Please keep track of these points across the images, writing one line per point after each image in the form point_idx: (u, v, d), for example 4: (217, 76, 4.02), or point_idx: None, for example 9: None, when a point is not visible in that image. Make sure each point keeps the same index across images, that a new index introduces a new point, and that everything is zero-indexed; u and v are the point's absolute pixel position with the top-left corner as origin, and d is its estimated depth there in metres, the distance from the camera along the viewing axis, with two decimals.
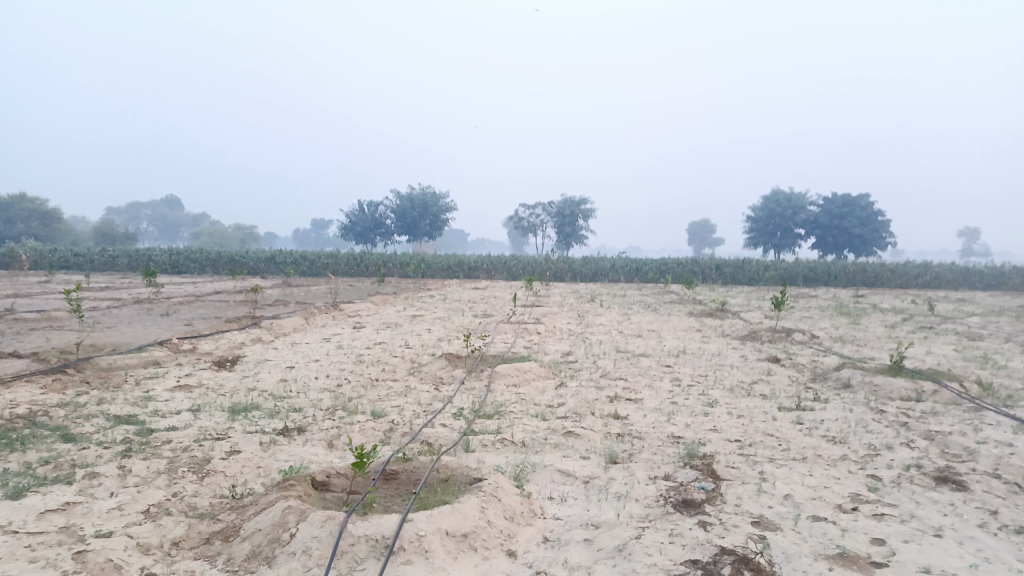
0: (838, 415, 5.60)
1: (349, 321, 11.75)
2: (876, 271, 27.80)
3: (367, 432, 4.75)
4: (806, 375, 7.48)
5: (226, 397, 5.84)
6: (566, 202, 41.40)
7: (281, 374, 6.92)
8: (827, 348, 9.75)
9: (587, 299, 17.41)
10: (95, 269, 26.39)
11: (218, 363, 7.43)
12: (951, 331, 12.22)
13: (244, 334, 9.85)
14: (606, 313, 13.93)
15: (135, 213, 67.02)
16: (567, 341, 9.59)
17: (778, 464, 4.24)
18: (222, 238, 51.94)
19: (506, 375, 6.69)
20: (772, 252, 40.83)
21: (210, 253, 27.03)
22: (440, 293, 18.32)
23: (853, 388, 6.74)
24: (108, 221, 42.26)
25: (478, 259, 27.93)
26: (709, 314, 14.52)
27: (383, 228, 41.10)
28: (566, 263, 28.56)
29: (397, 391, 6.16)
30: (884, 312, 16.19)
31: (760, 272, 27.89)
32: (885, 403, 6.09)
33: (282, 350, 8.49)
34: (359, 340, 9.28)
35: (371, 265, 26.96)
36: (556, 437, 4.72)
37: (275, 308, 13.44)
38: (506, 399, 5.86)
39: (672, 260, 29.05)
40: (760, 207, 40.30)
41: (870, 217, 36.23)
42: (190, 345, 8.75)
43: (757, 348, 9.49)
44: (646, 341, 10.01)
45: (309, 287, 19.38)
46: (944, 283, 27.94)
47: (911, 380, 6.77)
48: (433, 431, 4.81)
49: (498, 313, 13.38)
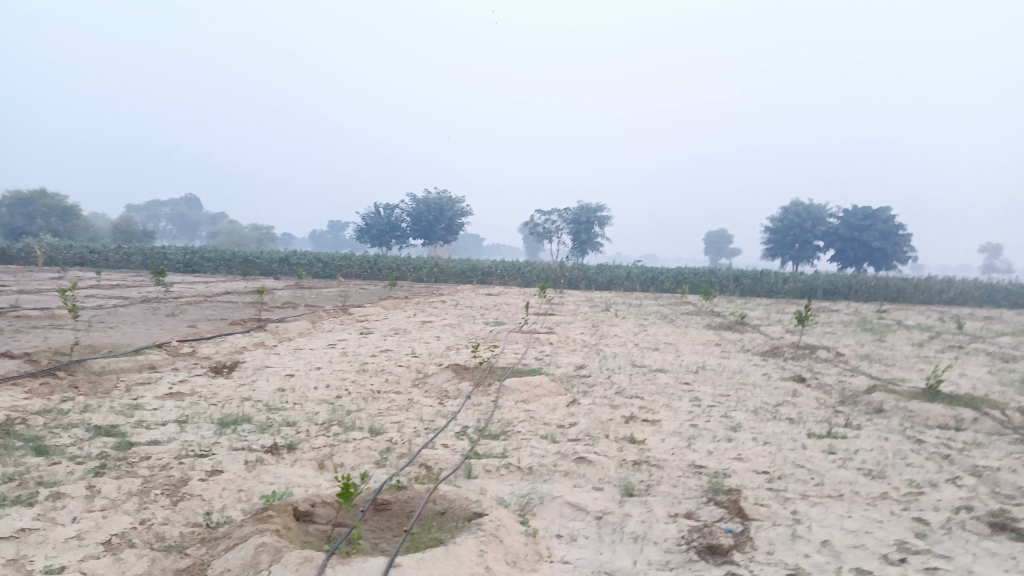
0: (873, 445, 5.17)
1: (357, 326, 11.40)
2: (899, 286, 27.16)
3: (361, 452, 4.39)
4: (834, 398, 7.03)
5: (217, 408, 5.50)
6: (582, 209, 40.90)
7: (278, 383, 6.57)
8: (854, 367, 9.27)
9: (602, 308, 16.98)
10: (110, 267, 26.29)
11: (215, 368, 7.11)
12: (982, 351, 11.70)
13: (248, 337, 9.55)
14: (621, 324, 13.53)
15: (154, 211, 67.40)
16: (580, 354, 9.19)
17: (812, 503, 3.82)
18: (239, 237, 52.07)
19: (514, 390, 6.32)
20: (791, 264, 40.19)
21: (224, 253, 26.86)
22: (452, 298, 17.96)
23: (886, 413, 6.29)
24: (127, 218, 42.35)
25: (492, 264, 27.56)
26: (727, 327, 14.05)
27: (398, 231, 40.82)
28: (581, 271, 28.18)
29: (398, 405, 5.80)
30: (909, 329, 15.63)
31: (779, 284, 27.37)
32: (923, 432, 5.64)
33: (284, 356, 8.16)
34: (365, 347, 8.94)
35: (385, 268, 26.72)
36: (566, 463, 4.33)
37: (283, 311, 13.17)
38: (514, 417, 5.49)
39: (689, 270, 28.54)
40: (779, 218, 39.71)
41: (892, 231, 35.52)
42: (191, 348, 8.45)
43: (781, 366, 9.05)
44: (664, 355, 9.58)
45: (321, 289, 19.11)
46: (969, 299, 27.21)
47: (948, 407, 6.32)
48: (434, 453, 4.44)
49: (510, 321, 13.03)
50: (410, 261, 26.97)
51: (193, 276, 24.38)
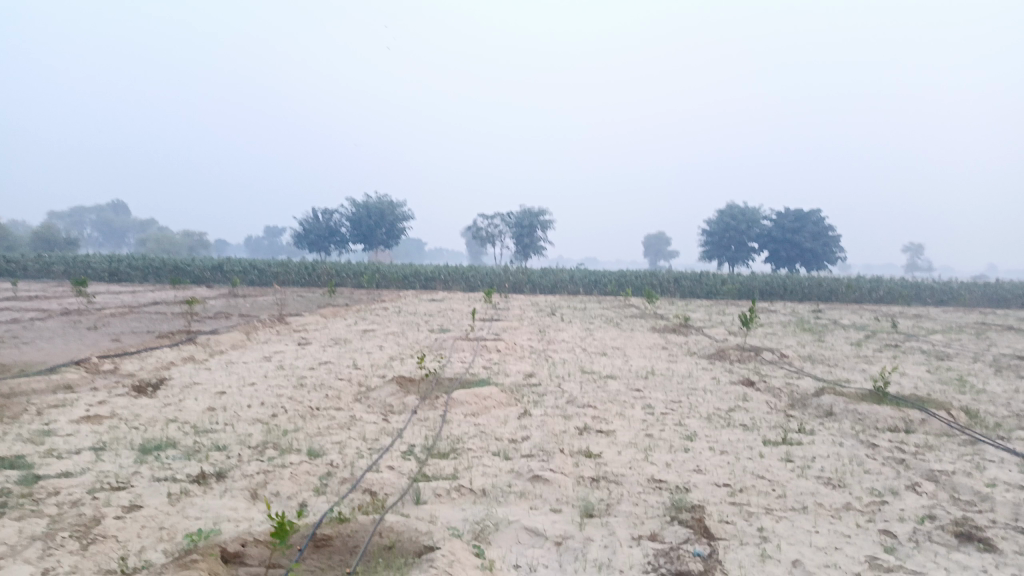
0: (829, 451, 5.09)
1: (295, 336, 10.90)
2: (832, 286, 27.98)
3: (299, 479, 4.05)
4: (785, 402, 6.98)
5: (140, 433, 5.04)
6: (524, 213, 40.83)
7: (208, 403, 6.12)
8: (799, 369, 9.32)
9: (547, 313, 16.81)
10: (28, 277, 24.86)
11: (138, 387, 6.59)
12: (917, 350, 11.96)
13: (176, 351, 8.99)
14: (567, 328, 13.37)
15: (78, 218, 64.46)
16: (528, 361, 8.96)
17: (778, 518, 3.67)
18: (170, 244, 50.24)
19: (462, 403, 6.04)
20: (727, 265, 40.98)
21: (153, 260, 25.71)
22: (394, 305, 17.53)
23: (837, 417, 6.26)
24: (48, 225, 40.25)
25: (435, 269, 27.15)
26: (672, 330, 14.06)
27: (337, 236, 39.98)
28: (524, 274, 28.01)
29: (339, 423, 5.45)
30: (846, 328, 15.97)
31: (717, 285, 27.76)
32: (875, 435, 5.61)
33: (216, 372, 7.67)
34: (303, 360, 8.51)
35: (323, 274, 26.03)
36: (521, 483, 4.08)
37: (215, 321, 12.56)
38: (464, 433, 5.21)
39: (631, 273, 28.75)
40: (715, 220, 40.43)
41: (822, 232, 36.64)
42: (113, 365, 7.87)
43: (728, 369, 9.02)
44: (612, 360, 9.44)
45: (256, 298, 18.39)
46: (897, 298, 28.15)
47: (896, 409, 6.33)
48: (379, 476, 4.13)
49: (455, 328, 12.72)
50: (350, 267, 26.34)
51: (119, 286, 23.21)
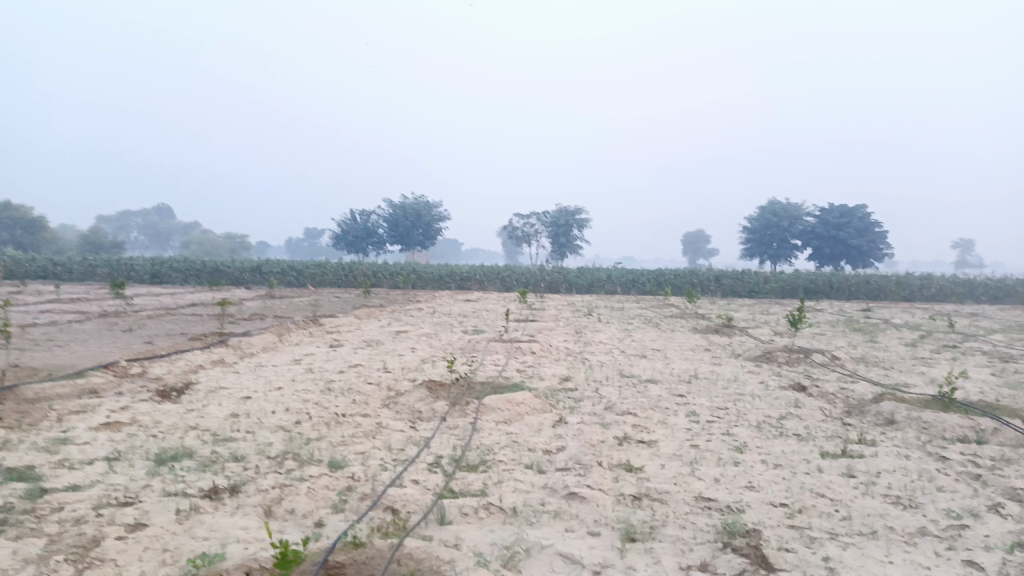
0: (896, 465, 4.64)
1: (327, 338, 10.71)
2: (880, 283, 27.00)
3: (317, 495, 3.77)
4: (840, 408, 6.51)
5: (157, 441, 4.83)
6: (560, 212, 40.44)
7: (232, 408, 5.90)
8: (852, 372, 8.78)
9: (583, 313, 16.41)
10: (74, 279, 25.32)
11: (162, 391, 6.40)
12: (979, 351, 11.28)
13: (206, 354, 8.84)
14: (606, 329, 12.96)
15: (125, 221, 65.91)
16: (564, 364, 8.60)
17: (844, 545, 3.27)
18: (213, 246, 51.07)
19: (494, 410, 5.72)
20: (769, 263, 40.02)
21: (193, 262, 25.96)
22: (429, 305, 17.31)
23: (899, 426, 5.78)
24: (95, 229, 41.14)
25: (471, 269, 26.88)
26: (714, 330, 13.55)
27: (375, 237, 40.08)
28: (561, 274, 27.61)
29: (364, 431, 5.17)
30: (899, 328, 15.22)
31: (760, 284, 26.99)
32: (944, 447, 5.13)
33: (243, 376, 7.47)
34: (332, 363, 8.28)
35: (360, 276, 26.01)
36: (555, 502, 3.73)
37: (249, 323, 12.46)
38: (495, 442, 4.88)
39: (670, 271, 28.16)
40: (756, 217, 39.49)
41: (868, 228, 35.50)
42: (141, 369, 7.73)
43: (776, 372, 8.53)
44: (653, 363, 9.02)
45: (292, 299, 18.36)
46: (950, 295, 27.03)
47: (965, 417, 5.82)
48: (402, 492, 3.83)
49: (489, 329, 12.42)
50: (386, 268, 26.27)
51: (160, 287, 23.46)
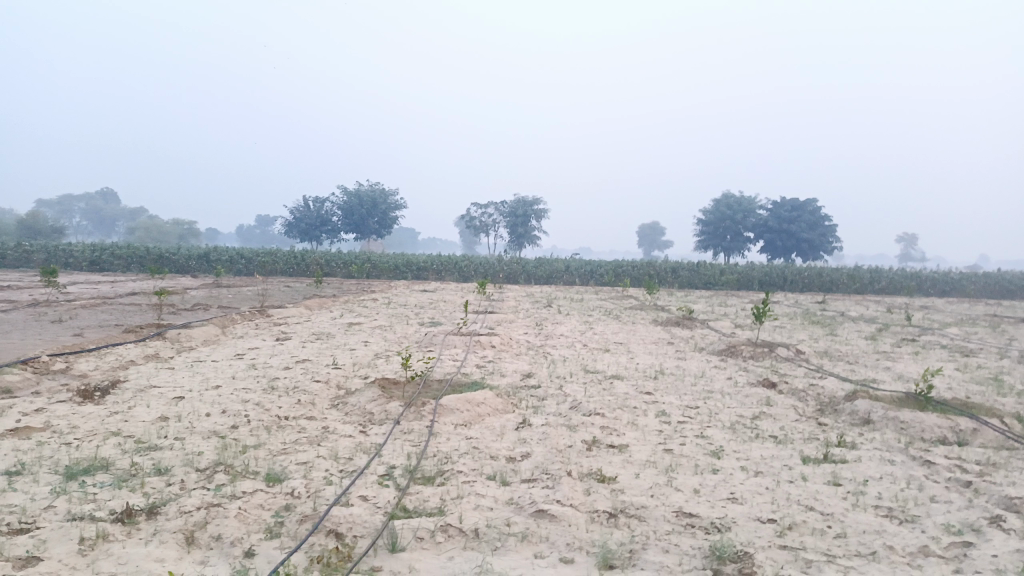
0: (881, 471, 4.36)
1: (275, 331, 10.10)
2: (833, 276, 27.30)
3: (250, 517, 3.28)
4: (813, 407, 6.25)
5: (70, 451, 4.25)
6: (518, 202, 40.04)
7: (161, 411, 5.32)
8: (819, 367, 8.59)
9: (543, 304, 16.05)
10: (8, 265, 23.98)
11: (84, 392, 5.77)
12: (938, 345, 11.25)
13: (140, 348, 8.16)
14: (566, 322, 12.62)
15: (66, 205, 63.20)
16: (525, 359, 8.20)
17: (845, 570, 2.93)
18: (159, 233, 49.24)
19: (452, 412, 5.28)
20: (722, 255, 40.31)
21: (136, 248, 24.80)
22: (384, 296, 16.72)
23: (876, 427, 5.53)
24: (34, 212, 39.28)
25: (427, 259, 26.28)
26: (676, 323, 13.31)
27: (329, 225, 39.11)
28: (519, 264, 27.21)
29: (309, 437, 4.68)
30: (856, 321, 15.23)
31: (716, 275, 27.01)
32: (926, 450, 4.88)
33: (178, 373, 6.86)
34: (278, 358, 7.71)
35: (312, 264, 25.21)
36: (523, 522, 3.31)
37: (191, 314, 11.74)
38: (453, 449, 4.45)
39: (628, 262, 28.04)
40: (710, 209, 39.66)
41: (818, 222, 35.95)
42: (65, 365, 7.05)
43: (743, 367, 8.27)
44: (617, 358, 8.68)
45: (239, 288, 17.56)
46: (899, 288, 27.48)
47: (944, 417, 5.60)
48: (349, 511, 3.37)
49: (446, 321, 11.94)
50: (340, 256, 25.51)
51: (99, 275, 22.34)
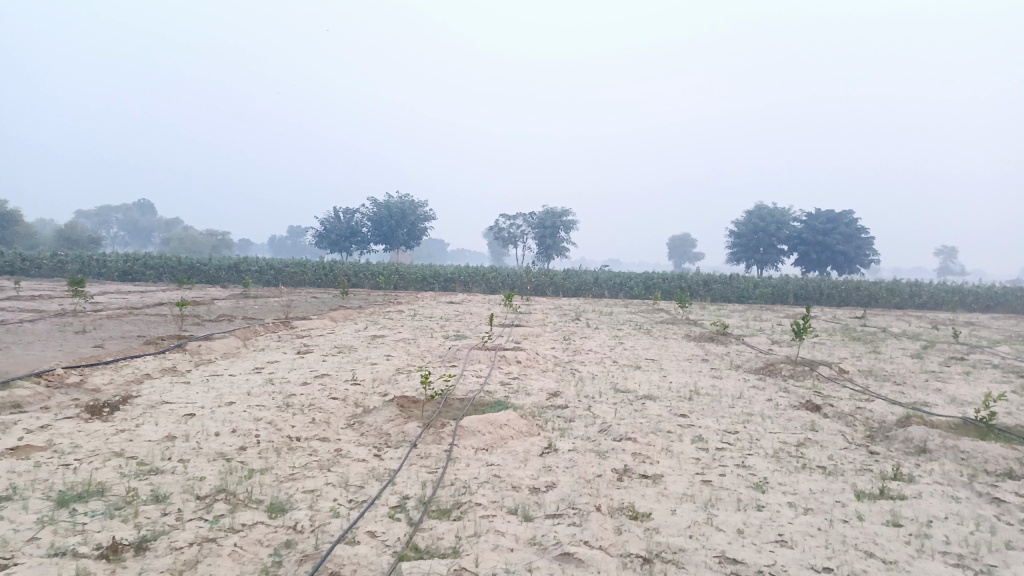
0: (946, 509, 3.93)
1: (296, 344, 9.87)
2: (871, 290, 26.45)
3: (246, 556, 2.97)
4: (862, 433, 5.80)
5: (66, 474, 4.00)
6: (547, 213, 39.72)
7: (169, 430, 5.07)
8: (864, 388, 8.11)
9: (571, 318, 15.67)
10: (42, 275, 24.27)
11: (92, 408, 5.54)
12: (989, 365, 10.65)
13: (158, 362, 7.97)
14: (595, 336, 12.24)
15: (105, 216, 64.42)
16: (552, 376, 7.84)
17: None
18: (193, 244, 49.83)
19: (473, 434, 4.95)
20: (754, 268, 39.52)
21: (166, 258, 24.93)
22: (410, 308, 16.48)
23: (933, 457, 5.07)
24: (72, 223, 39.93)
25: (455, 270, 26.07)
26: (709, 338, 12.83)
27: (358, 236, 39.16)
28: (547, 276, 26.85)
29: (319, 461, 4.39)
30: (899, 338, 14.59)
31: (749, 289, 26.38)
32: (994, 485, 4.42)
33: (192, 387, 6.63)
34: (297, 373, 7.46)
35: (339, 275, 25.10)
36: (546, 566, 2.96)
37: (214, 326, 11.59)
38: (473, 478, 4.12)
39: (659, 275, 27.51)
40: (743, 221, 38.93)
41: (855, 234, 35.06)
42: (79, 378, 6.86)
43: (783, 388, 7.83)
44: (649, 376, 8.29)
45: (266, 299, 17.47)
46: (941, 303, 26.57)
47: (1010, 447, 5.12)
48: (355, 550, 3.05)
49: (472, 334, 11.64)
50: (367, 268, 25.40)
51: (129, 285, 22.44)
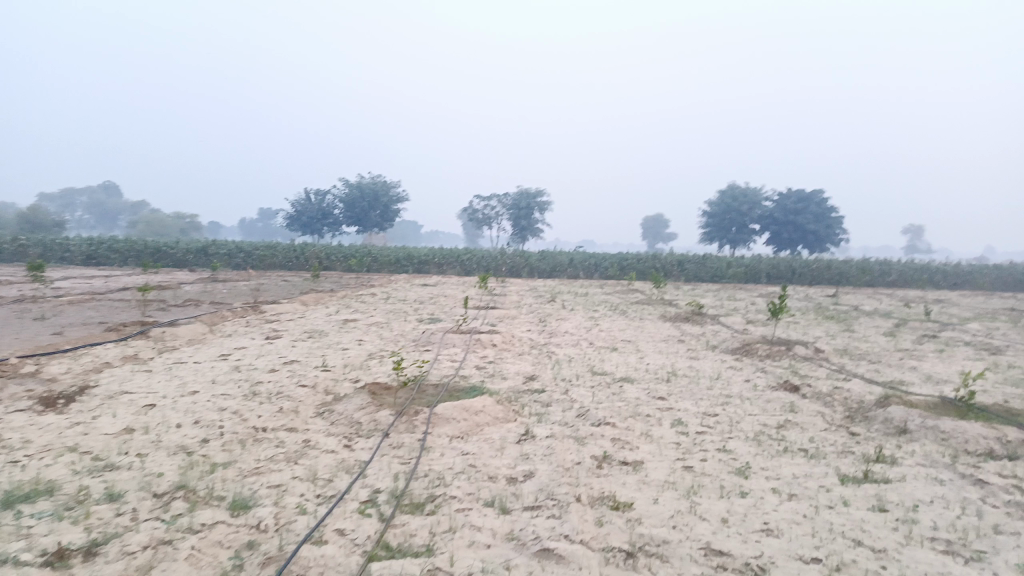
0: (931, 492, 3.85)
1: (266, 329, 9.61)
2: (842, 269, 26.70)
3: (206, 561, 2.78)
4: (841, 414, 5.73)
5: (14, 472, 3.76)
6: (522, 194, 39.45)
7: (127, 422, 4.83)
8: (840, 367, 8.07)
9: (547, 299, 15.53)
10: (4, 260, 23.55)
11: (46, 401, 5.27)
12: (962, 343, 10.71)
13: (119, 349, 7.66)
14: (571, 318, 12.11)
15: (70, 199, 62.82)
16: (528, 359, 7.69)
17: None
18: (161, 226, 48.75)
19: (447, 422, 4.78)
20: (727, 248, 39.67)
21: (133, 242, 24.32)
22: (383, 291, 16.21)
23: (914, 437, 5.02)
24: (34, 206, 38.82)
25: (429, 252, 25.76)
26: (685, 319, 12.77)
27: (330, 218, 38.57)
28: (522, 257, 26.65)
29: (286, 453, 4.19)
30: (871, 316, 14.67)
31: (722, 269, 26.45)
32: (977, 466, 4.36)
33: (155, 376, 6.37)
34: (265, 359, 7.22)
35: (311, 258, 24.69)
36: (525, 564, 2.82)
37: (180, 311, 11.26)
38: (447, 468, 3.95)
39: (634, 255, 27.47)
40: (715, 202, 38.99)
41: (825, 214, 35.33)
42: (35, 367, 6.55)
43: (760, 368, 7.76)
44: (626, 357, 8.18)
45: (236, 283, 17.07)
46: (910, 281, 26.87)
47: (989, 427, 5.07)
48: (322, 552, 2.88)
49: (447, 317, 11.45)
50: (340, 250, 25.00)
51: (93, 269, 21.83)
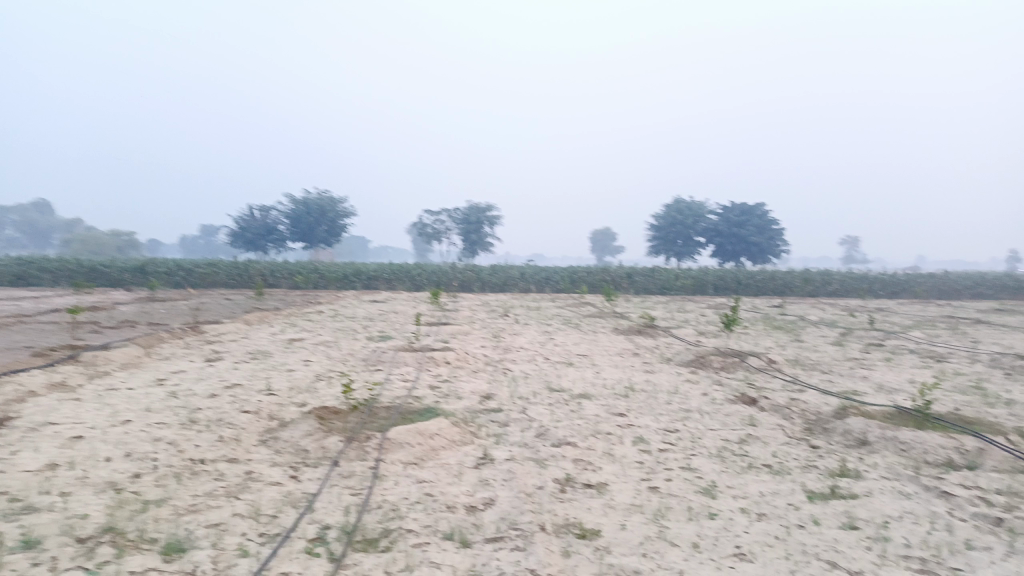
0: (900, 506, 3.78)
1: (207, 351, 9.16)
2: (786, 280, 27.26)
3: None
4: (801, 427, 5.68)
5: None
6: (471, 209, 39.34)
7: (51, 457, 4.43)
8: (794, 378, 8.09)
9: (499, 314, 15.34)
10: None
11: None
12: (907, 351, 10.91)
13: (45, 376, 7.16)
14: (524, 333, 11.95)
15: None
16: (483, 377, 7.47)
17: None
18: (96, 244, 46.84)
19: (401, 448, 4.53)
20: (674, 260, 40.17)
21: (64, 261, 23.25)
22: (331, 308, 15.80)
23: (874, 449, 4.98)
24: None
25: (377, 268, 25.34)
26: (637, 332, 12.73)
27: (275, 234, 37.68)
28: (472, 272, 26.44)
29: (227, 487, 3.89)
30: (817, 326, 14.92)
31: (670, 281, 26.72)
32: (939, 478, 4.33)
33: (84, 404, 5.94)
34: (205, 383, 6.83)
35: (255, 276, 24.01)
36: None
37: (114, 333, 10.67)
38: (403, 498, 3.71)
39: (584, 267, 27.55)
40: (661, 215, 39.49)
41: (767, 226, 36.15)
42: None
43: (716, 381, 7.72)
44: (582, 372, 8.04)
45: (175, 303, 16.41)
46: (850, 290, 27.58)
47: (947, 436, 5.07)
48: None
49: (397, 334, 11.16)
50: (285, 267, 24.40)
51: (21, 290, 20.74)
